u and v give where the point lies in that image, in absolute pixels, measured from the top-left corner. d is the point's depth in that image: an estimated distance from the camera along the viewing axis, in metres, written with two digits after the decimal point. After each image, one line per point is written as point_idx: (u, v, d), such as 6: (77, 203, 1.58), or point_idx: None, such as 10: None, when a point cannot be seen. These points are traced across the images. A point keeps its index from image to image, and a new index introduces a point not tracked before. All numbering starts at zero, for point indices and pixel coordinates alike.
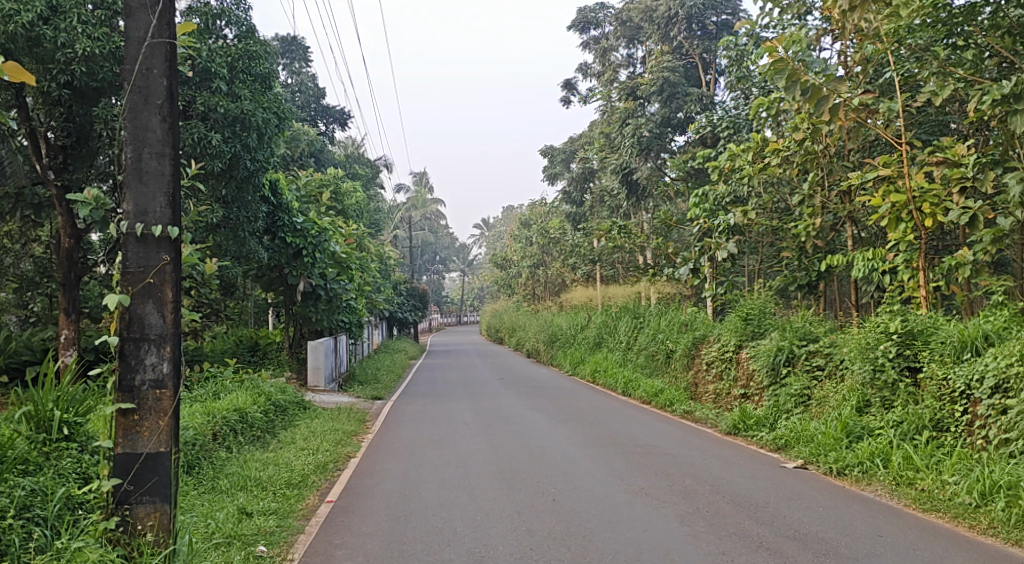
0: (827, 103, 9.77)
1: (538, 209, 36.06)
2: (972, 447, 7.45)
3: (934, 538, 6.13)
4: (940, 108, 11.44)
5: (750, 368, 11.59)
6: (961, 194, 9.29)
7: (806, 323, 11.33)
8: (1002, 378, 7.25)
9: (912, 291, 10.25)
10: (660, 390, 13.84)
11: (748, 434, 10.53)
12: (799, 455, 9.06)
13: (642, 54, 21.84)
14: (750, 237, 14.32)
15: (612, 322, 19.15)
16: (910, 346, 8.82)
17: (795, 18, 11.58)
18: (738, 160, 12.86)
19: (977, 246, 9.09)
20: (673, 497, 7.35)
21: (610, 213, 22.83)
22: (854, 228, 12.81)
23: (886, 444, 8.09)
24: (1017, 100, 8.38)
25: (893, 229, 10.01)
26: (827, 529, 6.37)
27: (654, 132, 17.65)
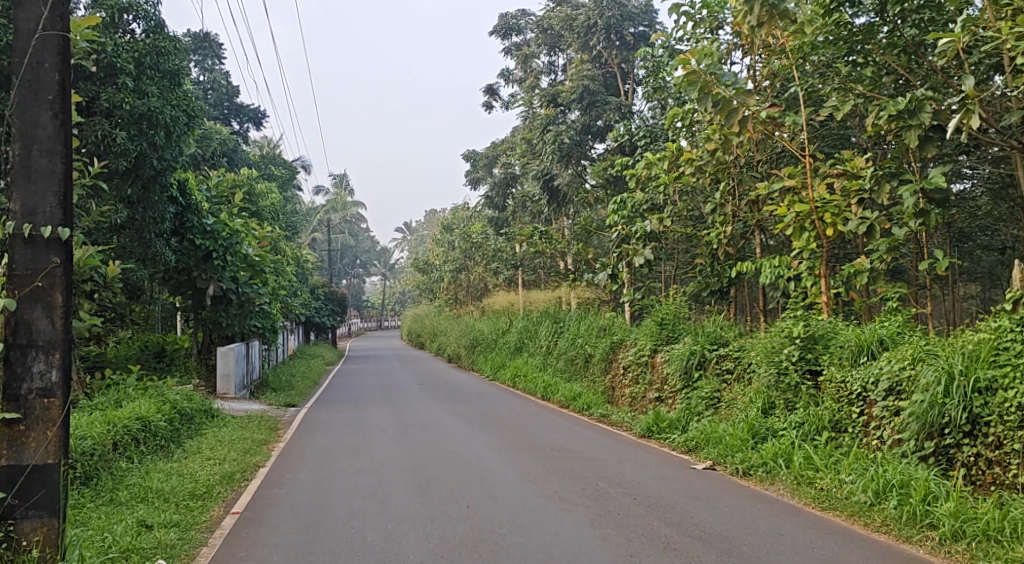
0: (738, 116, 10.16)
1: (460, 213, 35.99)
2: (869, 447, 7.74)
3: (832, 536, 6.36)
4: (842, 123, 11.97)
5: (664, 371, 11.84)
6: (859, 205, 9.79)
7: (717, 328, 11.65)
8: (895, 380, 7.59)
9: (815, 297, 10.67)
10: (578, 394, 14.00)
11: (661, 436, 10.73)
12: (708, 456, 9.30)
13: (562, 62, 22.05)
14: (666, 244, 14.61)
15: (532, 326, 19.24)
16: (812, 350, 9.17)
17: (708, 32, 11.88)
18: (655, 167, 13.10)
19: (875, 255, 9.62)
20: (586, 500, 7.43)
21: (531, 218, 22.96)
22: (763, 236, 13.23)
23: (788, 445, 8.39)
24: (910, 117, 8.82)
25: (797, 237, 10.38)
26: (732, 529, 6.55)
27: (575, 139, 17.80)
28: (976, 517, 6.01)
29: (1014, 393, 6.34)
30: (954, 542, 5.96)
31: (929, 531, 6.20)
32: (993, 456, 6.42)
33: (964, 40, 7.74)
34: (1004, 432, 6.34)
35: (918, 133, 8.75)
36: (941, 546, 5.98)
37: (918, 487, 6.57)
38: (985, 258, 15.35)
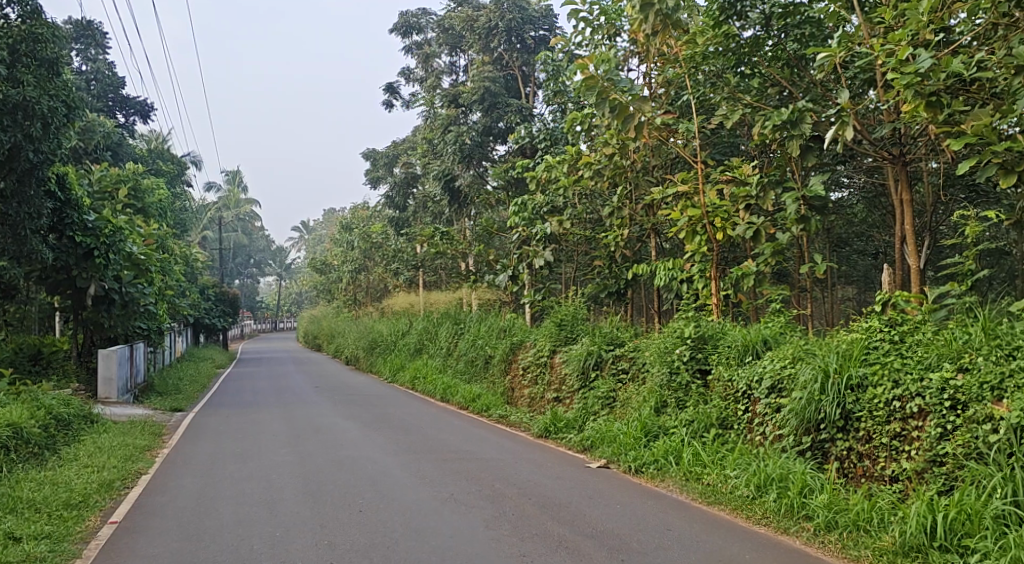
0: (633, 121, 10.36)
1: (360, 212, 35.43)
2: (752, 443, 8.04)
3: (714, 530, 6.57)
4: (732, 131, 12.45)
5: (562, 372, 11.99)
6: (747, 211, 10.20)
7: (614, 328, 11.90)
8: (777, 378, 7.91)
9: (705, 299, 11.01)
10: (478, 395, 13.97)
11: (558, 436, 10.84)
12: (602, 455, 9.46)
13: (464, 63, 22.00)
14: (565, 246, 14.75)
15: (432, 327, 19.14)
16: (702, 349, 9.44)
17: (606, 39, 12.10)
18: (554, 170, 13.31)
19: (761, 258, 10.03)
20: (481, 502, 7.42)
21: (432, 219, 22.83)
22: (658, 239, 13.56)
23: (678, 442, 8.63)
24: (792, 126, 9.23)
25: (690, 241, 10.74)
26: (623, 525, 6.69)
27: (476, 140, 17.79)
28: (847, 508, 6.32)
29: (882, 390, 6.72)
30: (827, 532, 6.24)
31: (805, 523, 6.48)
32: (864, 449, 6.79)
33: (840, 55, 8.18)
34: (874, 427, 6.72)
35: (799, 143, 9.17)
36: (815, 536, 6.26)
37: (795, 480, 6.87)
38: (860, 262, 16.27)
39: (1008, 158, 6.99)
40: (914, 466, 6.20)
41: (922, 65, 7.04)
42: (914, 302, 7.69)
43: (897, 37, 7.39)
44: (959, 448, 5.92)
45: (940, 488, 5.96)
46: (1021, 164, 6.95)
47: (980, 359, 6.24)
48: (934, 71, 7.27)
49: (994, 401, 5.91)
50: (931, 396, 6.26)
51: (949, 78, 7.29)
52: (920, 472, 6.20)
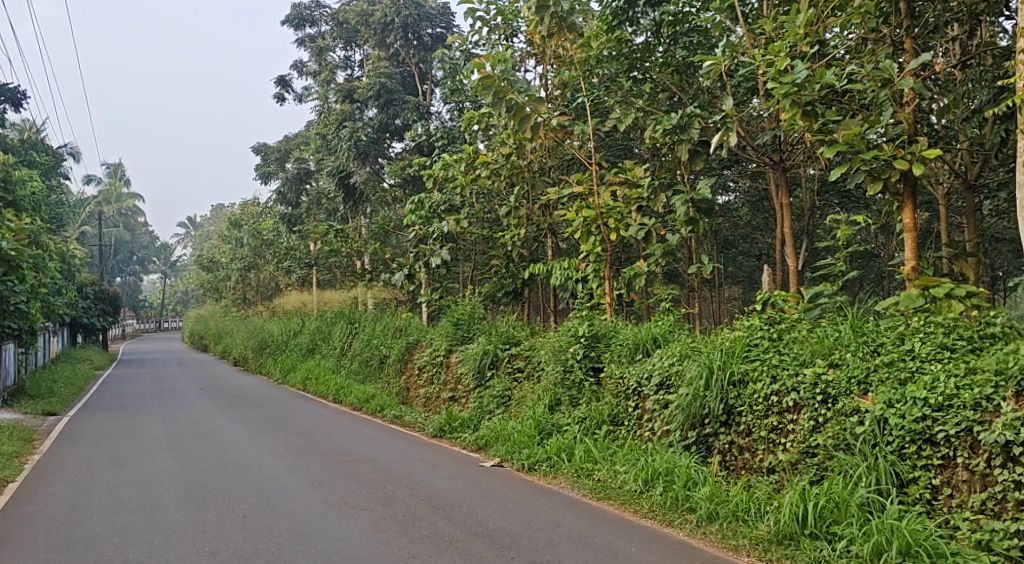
0: (529, 122, 10.49)
1: (250, 207, 34.31)
2: (642, 439, 8.24)
3: (603, 525, 6.69)
4: (626, 134, 12.79)
5: (458, 371, 11.95)
6: (639, 212, 10.47)
7: (510, 328, 11.97)
8: (665, 375, 8.14)
9: (599, 298, 11.12)
10: (372, 395, 13.71)
11: (453, 435, 10.72)
12: (496, 454, 9.43)
13: (359, 58, 21.61)
14: (463, 245, 14.70)
15: (326, 327, 18.73)
16: (595, 348, 9.58)
17: (503, 39, 12.13)
18: (451, 169, 13.19)
19: (651, 259, 10.28)
20: (372, 504, 7.32)
21: (327, 216, 22.38)
22: (554, 240, 13.68)
23: (570, 439, 8.73)
24: (682, 131, 9.51)
25: (585, 241, 10.87)
26: (513, 524, 6.72)
27: (371, 136, 17.55)
28: (728, 499, 6.55)
29: (761, 385, 7.01)
30: (709, 523, 6.45)
31: (688, 515, 6.67)
32: (744, 442, 7.06)
33: (725, 63, 8.50)
34: (753, 421, 7.00)
35: (688, 147, 9.48)
36: (698, 527, 6.46)
37: (680, 474, 7.06)
38: (745, 262, 17.01)
39: (875, 165, 7.41)
40: (789, 457, 6.49)
41: (799, 75, 7.46)
42: (791, 301, 8.04)
43: (777, 49, 7.80)
44: (829, 439, 6.24)
45: (813, 478, 6.27)
46: (887, 172, 7.41)
47: (848, 356, 6.61)
48: (810, 82, 7.67)
49: (860, 395, 6.28)
50: (805, 390, 6.58)
51: (824, 89, 7.69)
52: (794, 463, 6.49)
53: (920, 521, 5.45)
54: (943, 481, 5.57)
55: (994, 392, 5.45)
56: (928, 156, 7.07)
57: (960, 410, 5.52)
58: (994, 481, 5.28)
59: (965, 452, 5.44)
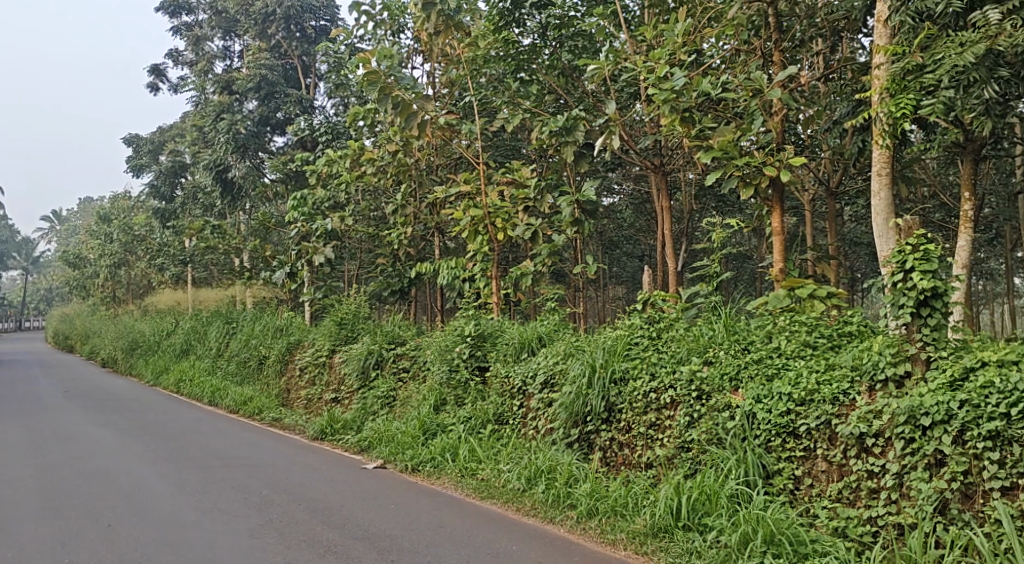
0: (417, 120, 10.34)
1: (121, 202, 32.53)
2: (525, 437, 8.26)
3: (486, 524, 6.68)
4: (513, 135, 12.89)
5: (341, 372, 11.70)
6: (526, 213, 10.56)
7: (395, 327, 11.84)
8: (550, 374, 8.24)
9: (486, 297, 11.00)
10: (250, 397, 13.19)
11: (335, 437, 10.42)
12: (379, 455, 9.21)
13: (239, 48, 20.77)
14: (348, 243, 14.38)
15: (201, 328, 17.97)
16: (481, 347, 9.60)
17: (389, 34, 11.97)
18: (336, 165, 12.86)
19: (538, 259, 10.41)
20: (247, 509, 7.07)
21: (203, 211, 21.46)
22: (442, 238, 13.59)
23: (454, 439, 8.59)
24: (567, 133, 9.64)
25: (472, 241, 10.75)
26: (394, 526, 6.63)
27: (251, 129, 16.95)
28: (607, 495, 6.61)
29: (641, 383, 7.21)
30: (588, 519, 6.50)
31: (569, 511, 6.70)
32: (624, 439, 7.21)
33: (608, 68, 8.69)
34: (633, 417, 7.17)
35: (573, 149, 9.62)
36: (578, 523, 6.52)
37: (562, 471, 7.09)
38: (629, 262, 17.51)
39: (748, 171, 7.73)
40: (666, 452, 6.68)
41: (678, 83, 7.72)
42: (670, 301, 8.27)
43: (656, 56, 7.99)
44: (703, 434, 6.49)
45: (687, 472, 6.48)
46: (758, 179, 7.74)
47: (721, 353, 6.89)
48: (687, 90, 7.94)
49: (732, 391, 6.57)
50: (682, 387, 6.83)
51: (701, 96, 8.00)
52: (670, 457, 6.69)
53: (783, 510, 5.72)
54: (804, 471, 5.88)
55: (851, 387, 5.83)
56: (795, 164, 7.47)
57: (820, 404, 5.87)
58: (850, 471, 5.63)
59: (824, 443, 5.78)
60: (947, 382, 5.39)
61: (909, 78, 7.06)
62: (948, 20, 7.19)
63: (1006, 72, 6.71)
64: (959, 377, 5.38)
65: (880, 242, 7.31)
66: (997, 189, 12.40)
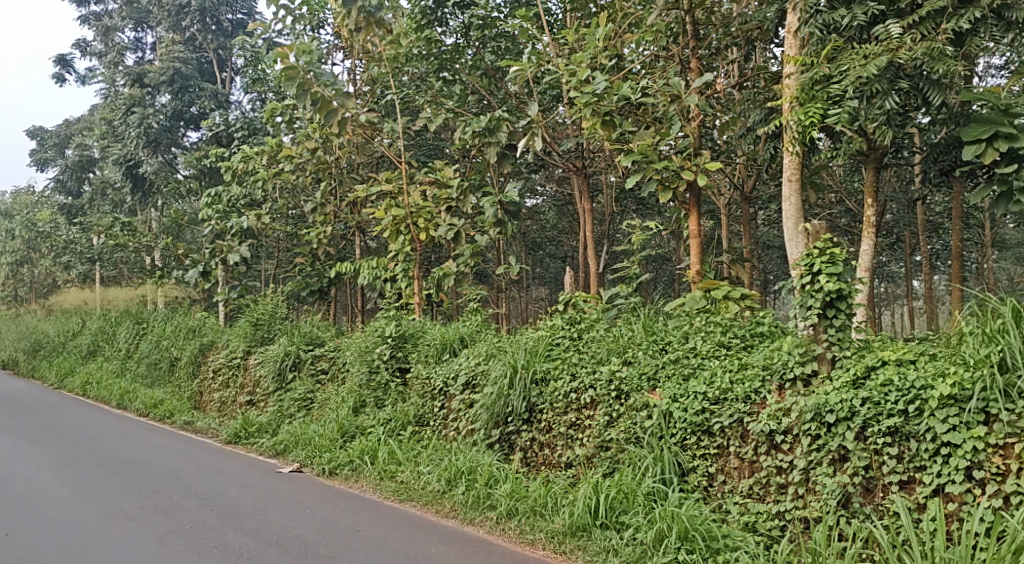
0: (337, 116, 10.24)
1: (22, 197, 31.00)
2: (446, 439, 8.21)
3: (404, 527, 6.61)
4: (436, 134, 12.83)
5: (257, 374, 11.42)
6: (448, 213, 10.49)
7: (313, 329, 11.63)
8: (472, 375, 8.24)
9: (407, 297, 10.91)
10: (161, 400, 12.71)
11: (249, 441, 10.08)
12: (295, 459, 8.98)
13: (151, 40, 20.03)
14: (265, 241, 14.07)
15: (109, 328, 17.30)
16: (402, 348, 9.52)
17: (308, 30, 11.76)
18: (252, 162, 12.55)
19: (461, 259, 10.39)
20: (156, 516, 6.83)
21: (112, 207, 20.65)
22: (362, 238, 13.42)
23: (374, 441, 8.47)
24: (490, 133, 9.64)
25: (393, 241, 10.64)
26: (309, 530, 6.50)
27: (163, 124, 16.44)
28: (527, 495, 6.62)
29: (561, 383, 7.29)
30: (508, 520, 6.51)
31: (489, 512, 6.69)
32: (544, 439, 7.24)
33: (530, 70, 8.73)
34: (553, 417, 7.22)
35: (496, 150, 9.63)
36: (497, 524, 6.51)
37: (482, 472, 7.08)
38: (551, 262, 17.67)
39: (667, 175, 7.85)
40: (586, 452, 6.75)
41: (599, 87, 7.80)
42: (591, 301, 8.36)
43: (578, 59, 8.11)
44: (621, 434, 6.58)
45: (605, 471, 6.55)
46: (676, 182, 7.87)
47: (640, 353, 7.02)
48: (608, 93, 8.01)
49: (650, 391, 6.70)
50: (602, 387, 6.93)
51: (621, 100, 8.10)
52: (590, 457, 6.76)
53: (697, 507, 5.84)
54: (717, 468, 6.03)
55: (762, 386, 6.02)
56: (711, 168, 7.66)
57: (733, 402, 6.04)
58: (760, 467, 5.80)
59: (737, 441, 5.95)
60: (850, 380, 5.60)
61: (817, 87, 7.25)
62: (853, 32, 7.53)
63: (906, 84, 7.16)
64: (862, 376, 5.59)
65: (790, 246, 7.56)
66: (898, 196, 13.00)
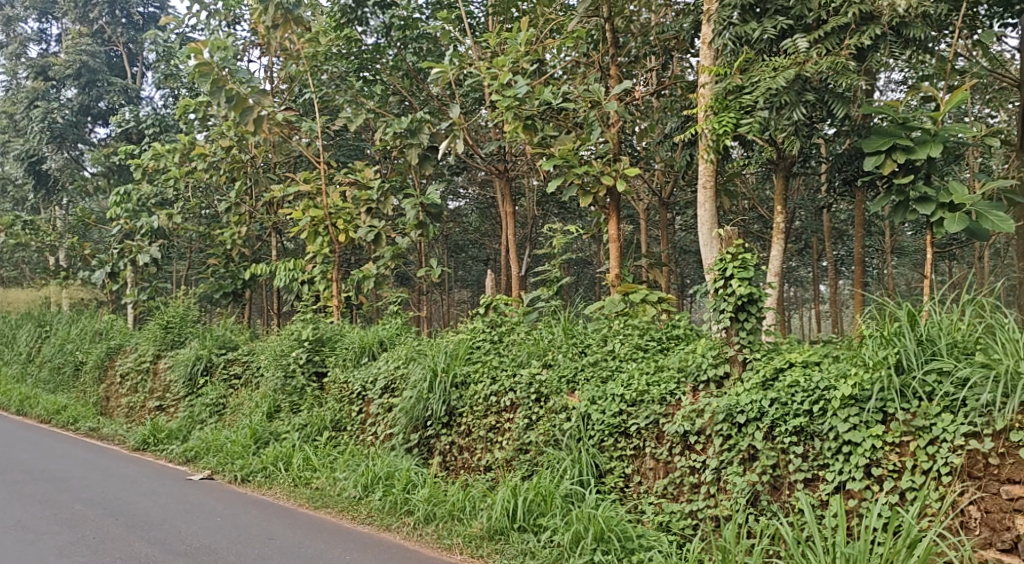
0: (253, 115, 9.96)
1: None
2: (364, 443, 8.09)
3: (318, 535, 6.47)
4: (356, 135, 12.68)
5: (167, 378, 11.04)
6: (368, 215, 10.32)
7: (227, 332, 11.33)
8: (390, 379, 8.16)
9: (325, 300, 10.74)
10: (63, 406, 12.13)
11: (158, 448, 9.70)
12: (206, 466, 8.69)
13: (57, 31, 19.15)
14: (177, 242, 13.63)
15: (8, 331, 16.44)
16: (319, 352, 9.36)
17: (224, 25, 11.47)
18: (163, 159, 12.11)
19: (380, 261, 10.28)
20: (56, 527, 6.51)
21: (13, 204, 19.65)
22: (279, 239, 13.14)
23: (289, 448, 8.29)
24: (411, 135, 9.57)
25: (311, 243, 10.44)
26: (220, 540, 6.30)
27: (69, 119, 15.77)
28: (445, 500, 6.59)
29: (481, 387, 7.29)
30: (425, 525, 6.45)
31: (406, 518, 6.62)
32: (464, 443, 7.22)
33: (451, 72, 8.71)
34: (472, 421, 7.21)
35: (417, 152, 9.55)
36: (414, 530, 6.44)
37: (400, 477, 7.00)
38: (473, 265, 17.69)
39: (587, 180, 8.00)
40: (505, 455, 6.76)
41: (520, 91, 7.86)
42: (512, 305, 8.41)
43: (500, 63, 8.06)
44: (540, 436, 6.61)
45: (524, 474, 6.57)
46: (596, 187, 8.03)
47: (559, 356, 7.09)
48: (529, 98, 8.15)
49: (568, 393, 6.78)
50: (522, 390, 6.97)
51: (542, 104, 8.22)
52: (509, 460, 6.76)
53: (613, 508, 5.91)
54: (634, 469, 6.13)
55: (677, 388, 6.16)
56: (629, 173, 7.81)
57: (649, 404, 6.16)
58: (674, 468, 5.92)
59: (653, 442, 6.07)
60: (760, 381, 5.78)
61: (730, 98, 7.56)
62: (763, 45, 7.70)
63: (812, 96, 7.37)
64: (771, 377, 5.78)
65: (705, 250, 7.80)
66: (807, 204, 13.51)
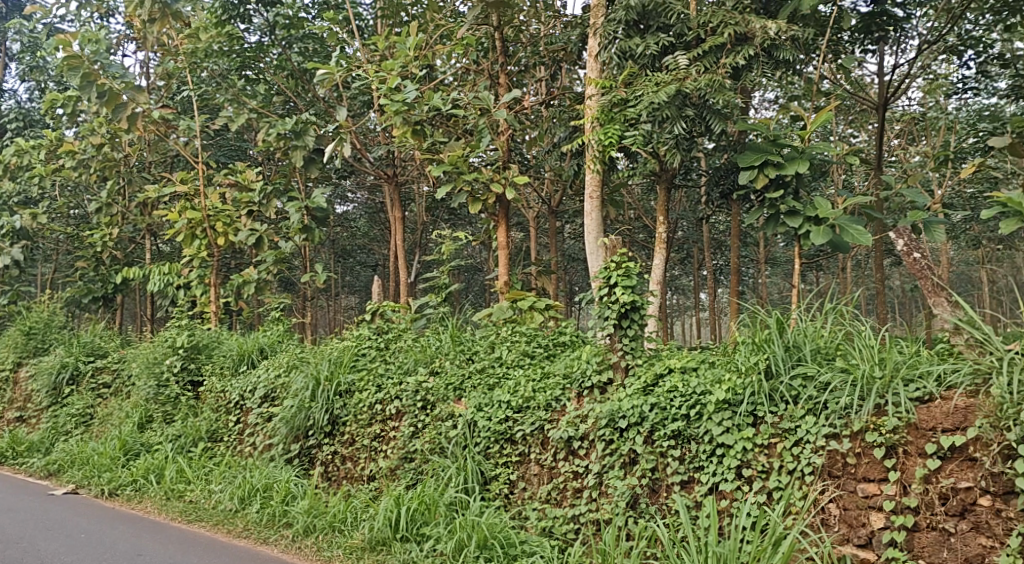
0: (126, 112, 9.48)
1: None
2: (241, 454, 7.80)
3: (190, 550, 6.17)
4: (239, 135, 12.27)
5: (28, 388, 10.33)
6: (250, 217, 10.02)
7: (95, 338, 10.71)
8: (271, 388, 7.92)
9: (203, 306, 10.33)
10: None
11: (17, 462, 9.06)
12: (70, 480, 8.17)
13: None
14: (42, 243, 12.79)
15: None
16: (195, 360, 8.99)
17: (96, 17, 10.88)
18: (27, 156, 11.37)
19: (262, 266, 9.97)
20: None
21: None
22: (154, 242, 12.55)
23: (161, 459, 7.90)
24: (296, 136, 9.33)
25: (188, 245, 10.01)
26: (82, 558, 5.92)
27: None
28: (326, 511, 6.44)
29: (366, 394, 7.19)
30: (304, 537, 6.26)
31: (284, 530, 6.41)
32: (347, 452, 7.07)
33: (338, 75, 8.52)
34: (356, 429, 7.08)
35: (302, 154, 9.31)
36: (293, 542, 6.23)
37: (279, 489, 6.79)
38: (361, 270, 17.43)
39: (476, 187, 8.02)
40: (389, 463, 6.66)
41: (410, 95, 7.75)
42: (399, 311, 8.32)
43: (387, 67, 7.97)
44: (426, 444, 6.55)
45: (409, 482, 6.49)
46: (484, 195, 8.05)
47: (446, 364, 7.09)
48: (419, 103, 7.99)
49: (455, 400, 6.77)
50: (408, 397, 6.91)
51: (431, 110, 8.11)
52: (393, 468, 6.67)
53: (497, 515, 5.93)
54: (518, 476, 6.17)
55: (562, 395, 6.26)
56: (518, 181, 7.87)
57: (535, 410, 6.24)
58: (558, 473, 6.00)
59: (537, 448, 6.15)
60: (641, 387, 5.94)
61: (615, 110, 7.79)
62: (646, 61, 7.91)
63: (692, 111, 7.54)
64: (651, 383, 5.95)
65: (590, 259, 7.96)
66: (688, 215, 14.01)
